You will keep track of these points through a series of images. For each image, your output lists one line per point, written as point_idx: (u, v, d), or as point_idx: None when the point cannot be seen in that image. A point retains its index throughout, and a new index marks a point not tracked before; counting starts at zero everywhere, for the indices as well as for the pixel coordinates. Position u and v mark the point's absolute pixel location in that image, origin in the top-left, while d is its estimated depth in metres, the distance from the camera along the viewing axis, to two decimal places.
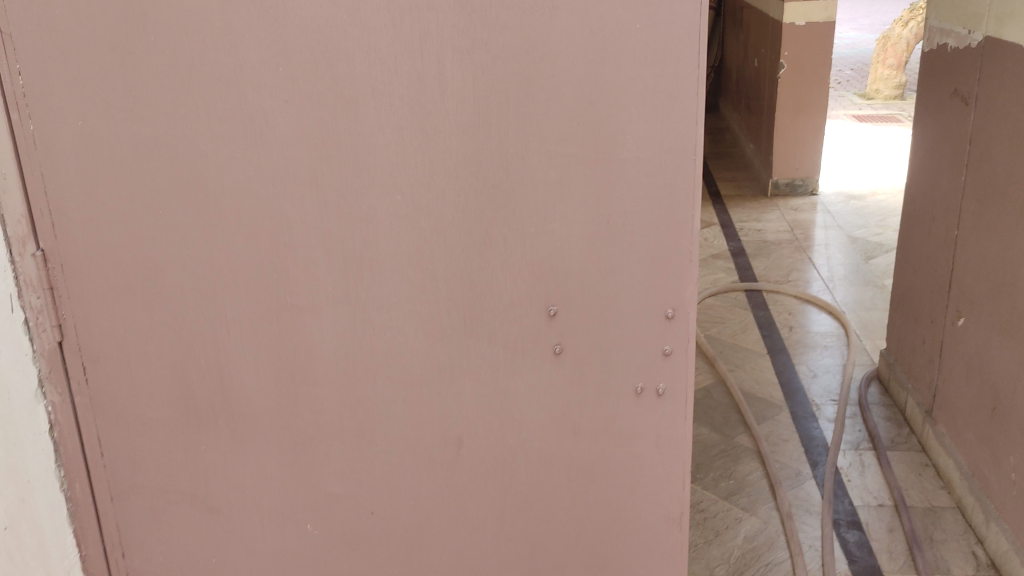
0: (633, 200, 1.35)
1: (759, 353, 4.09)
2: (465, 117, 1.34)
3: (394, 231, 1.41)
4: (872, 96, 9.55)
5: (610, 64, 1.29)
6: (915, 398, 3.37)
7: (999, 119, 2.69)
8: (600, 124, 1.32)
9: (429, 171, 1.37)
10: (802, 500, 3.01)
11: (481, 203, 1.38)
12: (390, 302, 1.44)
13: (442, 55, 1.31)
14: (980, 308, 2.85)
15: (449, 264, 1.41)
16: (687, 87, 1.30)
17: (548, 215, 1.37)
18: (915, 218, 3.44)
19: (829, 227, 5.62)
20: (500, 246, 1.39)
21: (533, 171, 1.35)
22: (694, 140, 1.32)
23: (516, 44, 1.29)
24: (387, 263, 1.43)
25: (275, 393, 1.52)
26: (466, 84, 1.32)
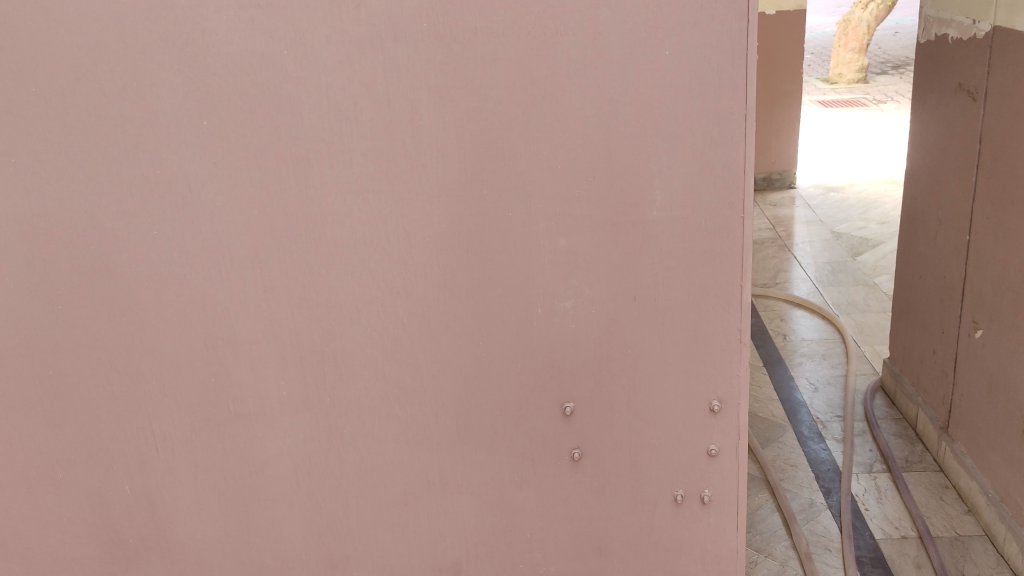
0: (666, 270, 1.07)
1: (755, 366, 3.84)
2: (449, 174, 1.04)
3: (363, 318, 1.11)
4: (834, 80, 9.43)
5: (632, 100, 1.01)
6: (928, 413, 3.15)
7: (1014, 116, 2.46)
8: (621, 177, 1.04)
9: (404, 242, 1.07)
10: (820, 536, 2.76)
11: (473, 280, 1.08)
12: (363, 403, 1.15)
13: (415, 96, 1.02)
14: (1000, 320, 2.62)
15: (434, 358, 1.12)
16: (733, 127, 1.02)
17: (560, 291, 1.09)
18: (918, 221, 3.22)
19: (810, 222, 5.41)
20: (500, 331, 1.10)
21: (538, 238, 1.06)
22: (742, 192, 1.04)
23: (512, 79, 1.01)
24: (355, 358, 1.13)
25: (221, 522, 1.21)
26: (448, 132, 1.03)
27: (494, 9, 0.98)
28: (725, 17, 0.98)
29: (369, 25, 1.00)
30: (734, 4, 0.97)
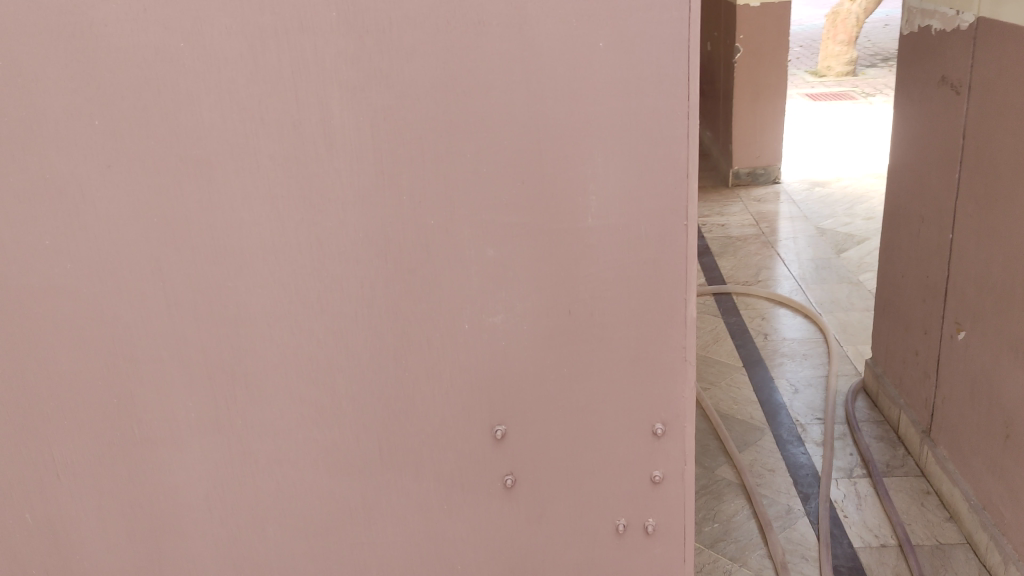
0: (601, 282, 0.99)
1: (735, 366, 3.76)
2: (364, 179, 0.95)
3: (276, 334, 1.02)
4: (822, 73, 9.34)
5: (564, 98, 0.92)
6: (910, 416, 3.07)
7: (1000, 112, 2.37)
8: (552, 182, 0.95)
9: (319, 253, 0.98)
10: (797, 545, 2.68)
11: (395, 293, 1.00)
12: (280, 426, 1.05)
13: (326, 92, 0.92)
14: (982, 321, 2.54)
15: (354, 377, 1.03)
16: (674, 127, 0.93)
17: (489, 305, 1.00)
18: (900, 219, 3.14)
19: (795, 218, 5.33)
20: (424, 349, 1.02)
21: (463, 249, 0.98)
22: (685, 198, 0.96)
23: (432, 74, 0.91)
24: (269, 378, 1.03)
25: (129, 554, 1.11)
26: (363, 133, 0.94)
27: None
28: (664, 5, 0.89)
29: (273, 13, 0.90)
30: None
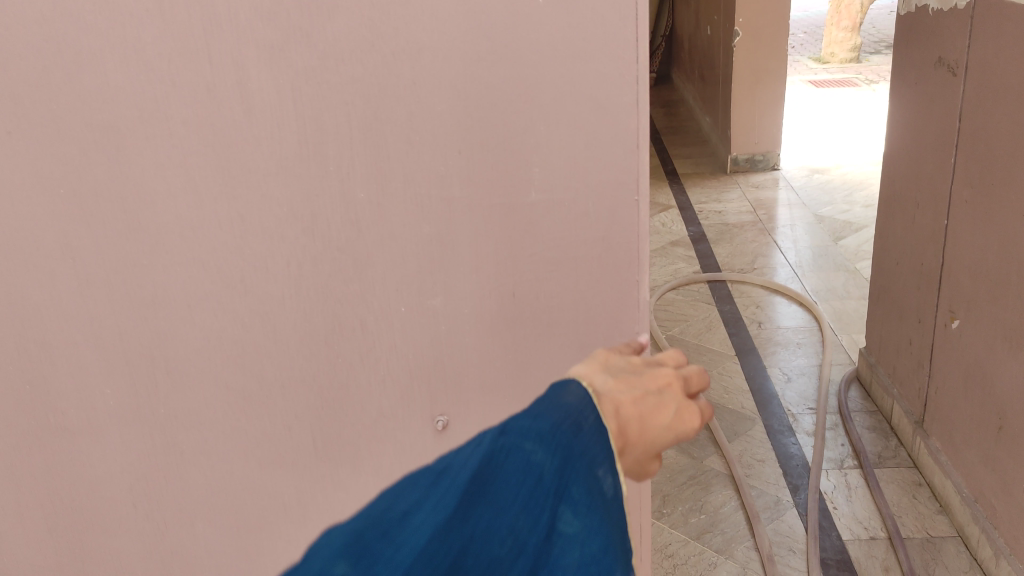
0: (543, 253, 1.02)
1: (727, 355, 3.68)
2: (286, 148, 0.90)
3: (200, 315, 0.96)
4: (826, 59, 9.20)
5: (494, 61, 0.92)
6: (903, 406, 3.00)
7: (997, 93, 2.28)
8: (489, 154, 0.95)
9: (241, 228, 0.93)
10: (784, 537, 2.62)
11: (324, 272, 0.95)
12: (206, 413, 1.00)
13: (242, 54, 0.86)
14: (977, 309, 2.45)
15: (282, 365, 0.98)
16: (622, 96, 0.97)
17: (426, 287, 0.98)
18: (895, 204, 3.05)
19: (793, 205, 5.24)
20: (357, 333, 0.98)
21: (396, 228, 0.95)
22: (634, 168, 1.00)
23: (356, 34, 0.87)
24: (194, 361, 0.98)
25: (52, 548, 1.05)
26: (283, 98, 0.88)
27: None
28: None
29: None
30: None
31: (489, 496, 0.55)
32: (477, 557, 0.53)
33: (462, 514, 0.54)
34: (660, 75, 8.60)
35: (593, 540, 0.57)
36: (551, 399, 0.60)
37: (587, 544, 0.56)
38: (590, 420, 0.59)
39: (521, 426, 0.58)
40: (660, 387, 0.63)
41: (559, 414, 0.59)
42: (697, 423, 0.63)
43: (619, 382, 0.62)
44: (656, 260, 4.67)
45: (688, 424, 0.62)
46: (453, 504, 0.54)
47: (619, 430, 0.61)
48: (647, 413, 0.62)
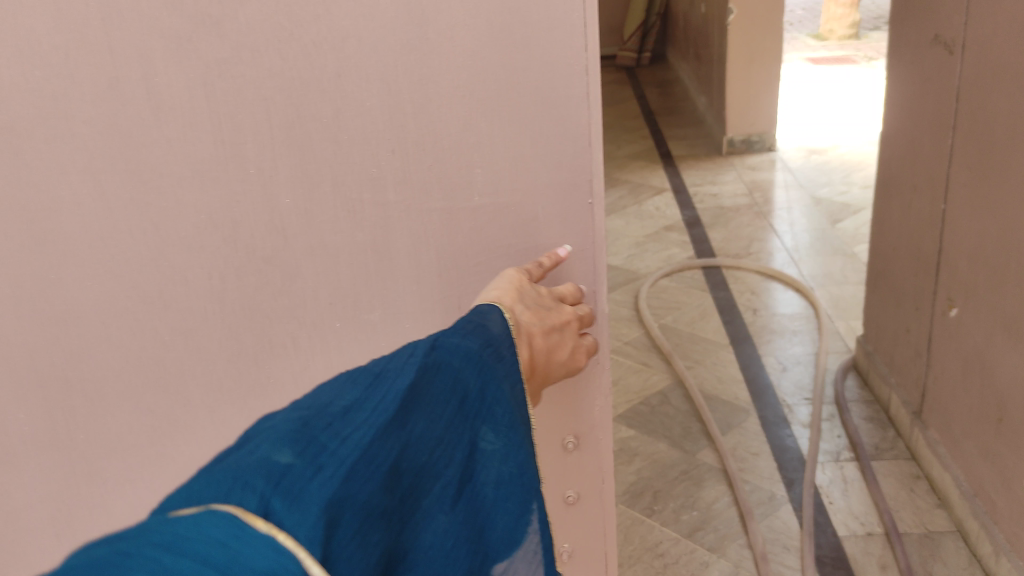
0: (489, 262, 0.97)
1: (721, 344, 3.59)
2: (201, 150, 0.85)
3: (113, 331, 0.91)
4: (824, 36, 9.05)
5: (414, 50, 0.86)
6: (901, 396, 2.91)
7: (995, 72, 2.18)
8: (425, 152, 0.90)
9: (152, 237, 0.88)
10: (778, 534, 2.54)
11: (250, 286, 0.92)
12: (127, 437, 0.95)
13: (145, 41, 0.81)
14: (976, 297, 2.36)
15: (210, 387, 0.94)
16: (571, 86, 0.91)
17: (363, 303, 0.96)
18: (892, 188, 2.95)
19: (790, 187, 5.14)
20: (288, 353, 0.95)
21: (326, 237, 0.92)
22: (588, 169, 0.95)
23: (271, 19, 0.82)
24: (111, 382, 0.93)
25: None
26: (194, 94, 0.83)
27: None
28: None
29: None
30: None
31: (422, 409, 0.73)
32: (412, 455, 0.69)
33: (400, 420, 0.70)
34: (655, 54, 8.45)
35: (505, 453, 0.79)
36: (480, 324, 0.85)
37: (503, 454, 0.78)
38: (506, 348, 0.85)
39: (451, 347, 0.80)
40: (563, 325, 0.95)
41: (482, 337, 0.84)
42: (576, 352, 0.97)
43: (536, 315, 0.91)
44: (650, 246, 4.58)
45: (570, 357, 0.96)
46: (391, 410, 0.69)
47: (529, 362, 0.90)
48: (548, 352, 0.92)
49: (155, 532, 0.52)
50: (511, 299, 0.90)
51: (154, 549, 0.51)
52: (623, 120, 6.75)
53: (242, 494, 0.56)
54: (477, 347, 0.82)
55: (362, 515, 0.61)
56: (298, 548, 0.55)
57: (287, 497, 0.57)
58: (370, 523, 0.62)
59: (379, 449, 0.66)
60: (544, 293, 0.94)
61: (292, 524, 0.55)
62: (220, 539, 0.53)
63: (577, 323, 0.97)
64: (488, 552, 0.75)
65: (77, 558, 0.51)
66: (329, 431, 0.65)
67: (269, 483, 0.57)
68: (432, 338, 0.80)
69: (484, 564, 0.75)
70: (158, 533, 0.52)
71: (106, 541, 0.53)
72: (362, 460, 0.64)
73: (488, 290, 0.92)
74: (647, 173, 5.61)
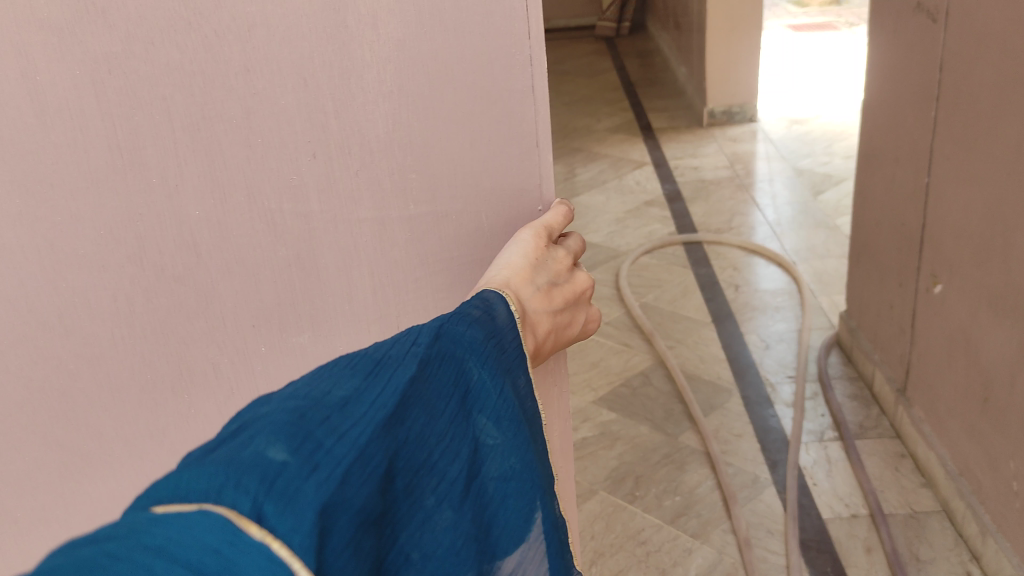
0: (429, 274, 1.03)
1: (703, 322, 3.54)
2: (96, 156, 0.89)
3: (24, 352, 0.97)
4: (807, 2, 8.90)
5: (332, 39, 0.88)
6: (885, 373, 2.87)
7: (978, 42, 2.11)
8: (350, 156, 0.94)
9: (52, 257, 0.93)
10: (761, 518, 2.50)
11: (161, 307, 0.97)
12: (45, 469, 1.03)
13: (26, 39, 0.84)
14: (961, 274, 2.30)
15: (126, 398, 1.01)
16: (514, 80, 0.95)
17: (292, 326, 1.02)
18: (874, 160, 2.88)
19: (772, 158, 5.06)
20: (208, 380, 1.02)
21: (242, 248, 0.96)
22: (539, 166, 1.00)
23: (165, 9, 0.84)
24: (26, 412, 1.00)
25: None
26: (83, 94, 0.86)
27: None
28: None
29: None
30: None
31: (418, 405, 0.66)
32: (408, 455, 0.63)
33: (399, 415, 0.63)
34: (635, 24, 8.29)
35: (509, 454, 0.73)
36: (492, 314, 0.79)
37: (505, 455, 0.72)
38: (511, 344, 0.80)
39: (454, 338, 0.73)
40: (578, 299, 0.94)
41: (484, 329, 0.77)
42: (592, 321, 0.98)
43: (546, 297, 0.88)
44: (630, 222, 4.50)
45: (584, 326, 0.96)
46: (390, 406, 0.62)
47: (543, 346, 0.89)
48: (560, 332, 0.92)
49: (143, 533, 0.47)
50: (522, 281, 0.87)
51: (142, 556, 0.46)
52: (602, 92, 6.65)
53: (235, 495, 0.49)
54: (481, 337, 0.76)
55: (357, 521, 0.55)
56: (294, 558, 0.49)
57: (281, 500, 0.50)
58: (364, 530, 0.56)
59: (377, 448, 0.59)
60: (560, 264, 0.93)
61: (287, 531, 0.49)
62: (212, 546, 0.47)
63: (588, 292, 0.96)
64: (495, 554, 0.71)
65: (59, 562, 0.45)
66: (327, 426, 0.57)
67: (264, 485, 0.50)
68: (437, 325, 0.73)
69: (490, 566, 0.70)
70: (146, 535, 0.47)
71: (88, 542, 0.47)
72: (359, 462, 0.57)
73: (500, 262, 0.89)
74: (627, 146, 5.52)
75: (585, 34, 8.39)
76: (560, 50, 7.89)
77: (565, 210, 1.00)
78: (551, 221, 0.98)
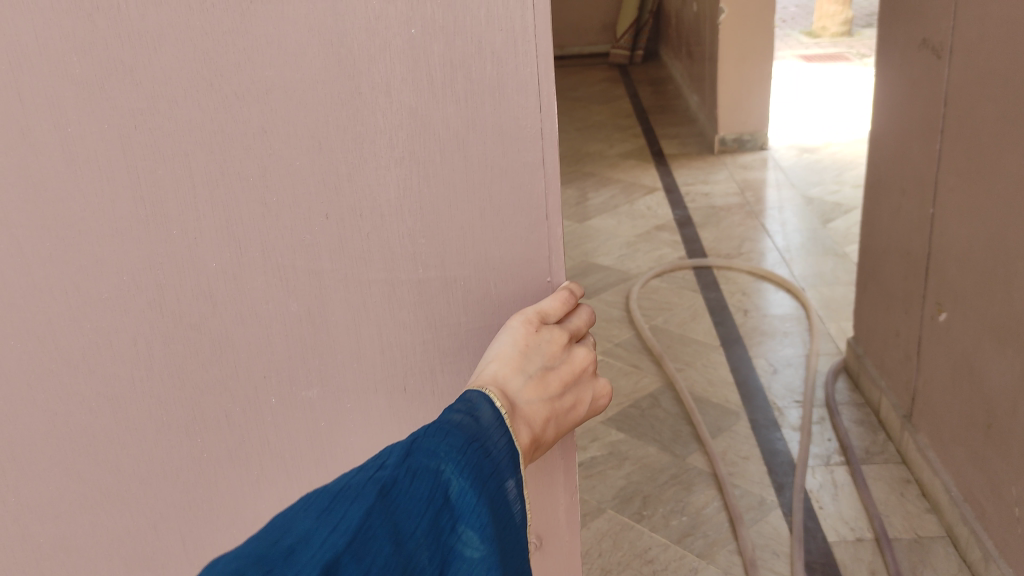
0: (435, 338, 1.06)
1: (712, 345, 3.58)
2: (121, 207, 0.91)
3: (43, 394, 0.98)
4: (818, 33, 8.99)
5: (346, 105, 0.92)
6: (891, 399, 2.90)
7: (982, 78, 2.17)
8: (362, 219, 0.98)
9: (79, 303, 0.94)
10: (768, 540, 2.53)
11: (176, 353, 0.99)
12: (62, 505, 1.03)
13: (56, 92, 0.86)
14: (966, 303, 2.34)
15: (141, 446, 1.02)
16: (523, 151, 0.98)
17: (301, 381, 1.04)
18: (882, 190, 2.94)
19: (782, 185, 5.13)
20: (220, 427, 1.03)
21: (256, 301, 0.99)
22: (546, 238, 1.03)
23: (187, 68, 0.87)
24: (45, 452, 1.00)
25: None
26: (109, 145, 0.89)
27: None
28: (506, 2, 0.91)
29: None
30: (534, 8, 0.92)
31: (382, 532, 0.68)
32: None
33: (358, 548, 0.66)
34: (648, 52, 8.41)
35: (488, 564, 0.74)
36: (473, 414, 0.81)
37: (483, 566, 0.74)
38: (498, 441, 0.81)
39: (429, 451, 0.75)
40: (577, 380, 0.95)
41: (466, 432, 0.79)
42: (598, 396, 0.98)
43: (538, 384, 0.90)
44: (641, 246, 4.56)
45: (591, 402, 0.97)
46: (344, 543, 0.65)
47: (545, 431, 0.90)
48: (562, 415, 0.93)
49: None
50: (513, 372, 0.89)
51: None
52: (615, 118, 6.74)
53: None
54: (459, 444, 0.77)
55: None
56: None
57: None
58: None
59: None
60: (553, 348, 0.94)
61: None
62: None
63: (590, 367, 0.97)
64: None
65: None
66: None
67: None
68: (411, 440, 0.75)
69: None
70: None
71: None
72: None
73: (492, 355, 0.92)
74: (639, 172, 5.59)
75: (597, 61, 8.51)
76: (574, 77, 8.00)
77: (569, 294, 1.01)
78: (547, 308, 0.97)
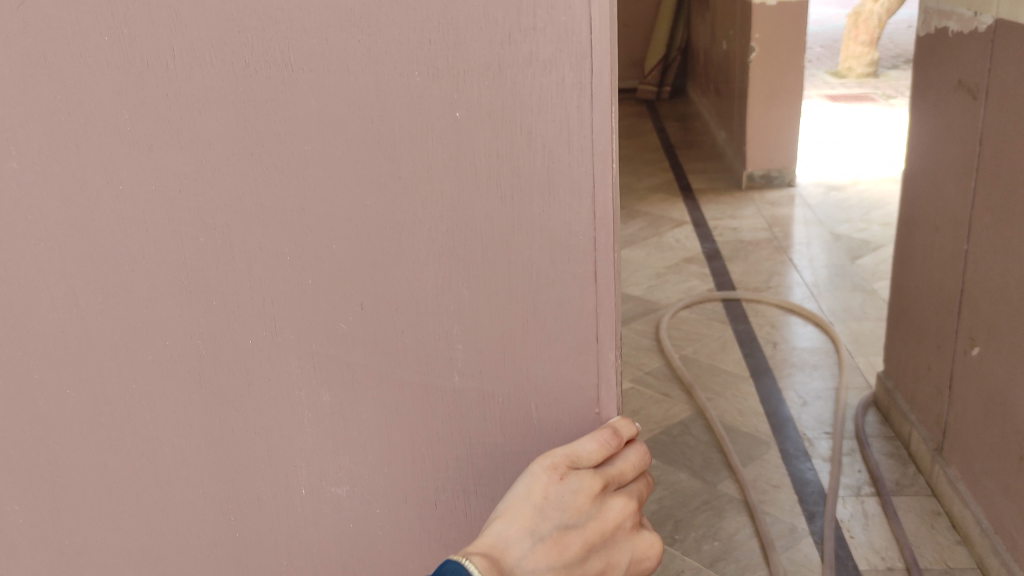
0: (471, 456, 0.97)
1: (741, 375, 3.64)
2: (165, 274, 0.89)
3: (94, 449, 0.97)
4: (844, 73, 9.13)
5: (383, 189, 0.86)
6: (922, 432, 2.94)
7: (1017, 118, 2.25)
8: (396, 314, 0.91)
9: (126, 363, 0.93)
10: (799, 566, 2.57)
11: (214, 425, 0.96)
12: (110, 557, 1.03)
13: (111, 151, 0.85)
14: (999, 338, 2.39)
15: (186, 506, 1.00)
16: (574, 264, 0.89)
17: (331, 475, 0.98)
18: (916, 227, 3.00)
19: (810, 222, 5.19)
20: (253, 508, 1.00)
21: (292, 383, 0.94)
22: (595, 363, 0.92)
23: (230, 135, 0.84)
24: (88, 503, 1.00)
25: None
26: (157, 209, 0.87)
27: (210, 41, 0.81)
28: (557, 91, 0.83)
29: (52, 40, 0.81)
30: (591, 97, 0.83)
31: None
32: None
33: None
34: (676, 89, 8.57)
35: None
36: None
37: None
38: None
39: None
40: (605, 538, 0.84)
41: None
42: (635, 552, 0.86)
43: (547, 550, 0.80)
44: (670, 277, 4.63)
45: (626, 560, 0.85)
46: None
47: None
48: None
49: None
50: (521, 532, 0.81)
51: None
52: (643, 153, 6.84)
53: None
54: None
55: None
56: None
57: None
58: None
59: None
60: (579, 503, 0.83)
61: None
62: None
63: (624, 522, 0.85)
64: None
65: None
66: None
67: None
68: None
69: None
70: None
71: None
72: None
73: (505, 507, 0.83)
74: (667, 205, 5.69)
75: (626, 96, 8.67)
76: None
77: (613, 432, 0.88)
78: (581, 451, 0.85)
